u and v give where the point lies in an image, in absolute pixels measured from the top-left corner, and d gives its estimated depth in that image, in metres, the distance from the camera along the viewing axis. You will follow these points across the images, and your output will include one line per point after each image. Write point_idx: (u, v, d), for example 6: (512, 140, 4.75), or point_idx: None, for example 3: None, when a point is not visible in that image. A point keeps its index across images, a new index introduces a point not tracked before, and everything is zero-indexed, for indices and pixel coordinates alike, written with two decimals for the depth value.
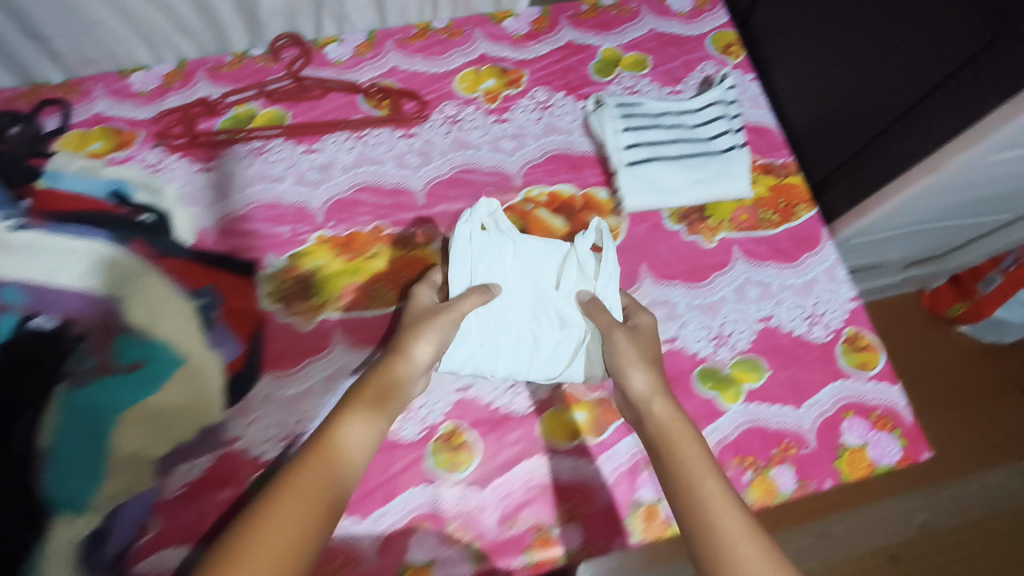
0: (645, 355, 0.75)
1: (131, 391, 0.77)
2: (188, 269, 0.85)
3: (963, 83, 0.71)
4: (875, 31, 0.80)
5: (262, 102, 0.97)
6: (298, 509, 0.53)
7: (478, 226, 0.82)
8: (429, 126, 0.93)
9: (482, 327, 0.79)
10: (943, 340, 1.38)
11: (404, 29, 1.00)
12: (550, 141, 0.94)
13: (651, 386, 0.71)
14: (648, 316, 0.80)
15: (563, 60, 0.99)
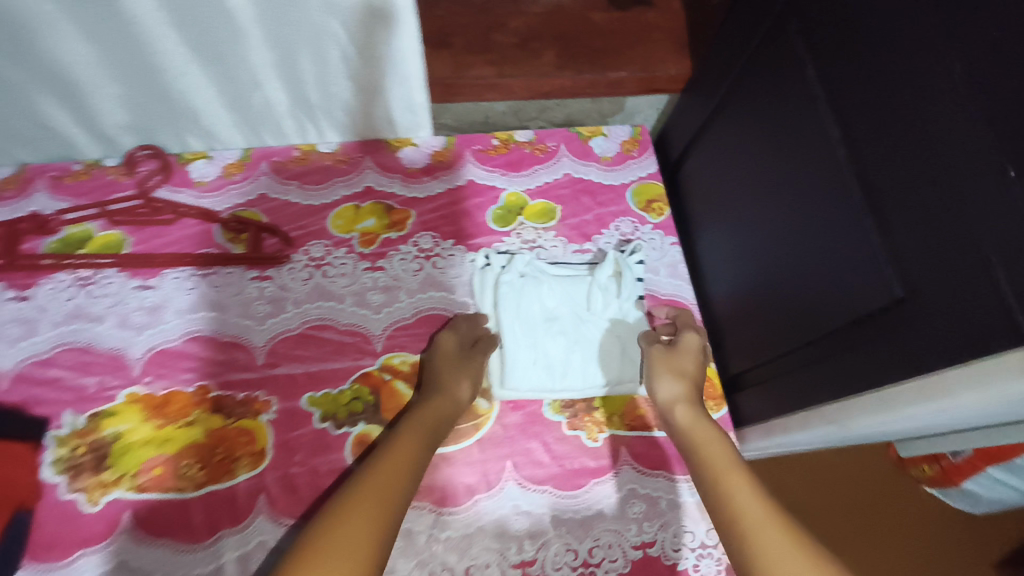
0: (687, 367, 0.74)
1: None
2: None
3: (880, 333, 0.58)
4: (812, 231, 0.68)
5: (103, 223, 0.82)
6: (359, 509, 0.53)
7: (517, 275, 0.81)
8: (287, 270, 0.82)
9: (536, 354, 0.77)
10: (907, 500, 1.15)
11: (283, 150, 0.89)
12: (425, 299, 0.83)
13: (686, 400, 0.71)
14: (697, 336, 0.78)
15: (458, 203, 0.89)
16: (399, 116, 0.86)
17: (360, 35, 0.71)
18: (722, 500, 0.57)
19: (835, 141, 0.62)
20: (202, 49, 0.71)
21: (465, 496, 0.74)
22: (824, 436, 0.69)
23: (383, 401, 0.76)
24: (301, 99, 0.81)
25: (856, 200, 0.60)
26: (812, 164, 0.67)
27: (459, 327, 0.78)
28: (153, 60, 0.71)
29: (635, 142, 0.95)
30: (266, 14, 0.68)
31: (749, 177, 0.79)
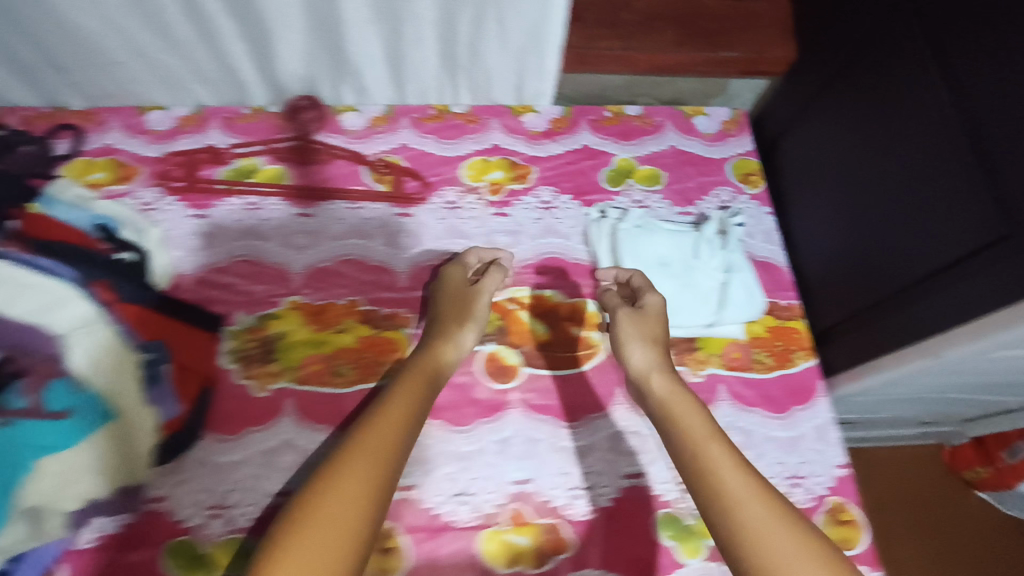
0: (649, 331, 0.73)
1: (56, 439, 0.71)
2: (147, 319, 0.79)
3: (979, 271, 0.67)
4: (910, 189, 0.77)
5: (268, 158, 0.94)
6: (360, 460, 0.55)
7: (632, 226, 0.91)
8: (425, 210, 0.92)
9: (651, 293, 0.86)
10: (959, 504, 1.23)
11: (421, 109, 1.00)
12: (546, 244, 0.92)
13: (663, 365, 0.70)
14: (659, 296, 0.77)
15: (574, 164, 0.99)
16: (529, 80, 0.96)
17: None
18: (702, 475, 0.57)
19: (946, 106, 0.71)
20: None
21: (580, 414, 0.82)
22: (916, 371, 0.77)
23: (510, 326, 0.86)
24: (449, 58, 0.91)
25: (963, 154, 0.69)
26: (917, 129, 0.75)
27: (462, 265, 0.83)
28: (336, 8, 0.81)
29: (733, 123, 1.04)
30: None
31: (846, 148, 0.88)
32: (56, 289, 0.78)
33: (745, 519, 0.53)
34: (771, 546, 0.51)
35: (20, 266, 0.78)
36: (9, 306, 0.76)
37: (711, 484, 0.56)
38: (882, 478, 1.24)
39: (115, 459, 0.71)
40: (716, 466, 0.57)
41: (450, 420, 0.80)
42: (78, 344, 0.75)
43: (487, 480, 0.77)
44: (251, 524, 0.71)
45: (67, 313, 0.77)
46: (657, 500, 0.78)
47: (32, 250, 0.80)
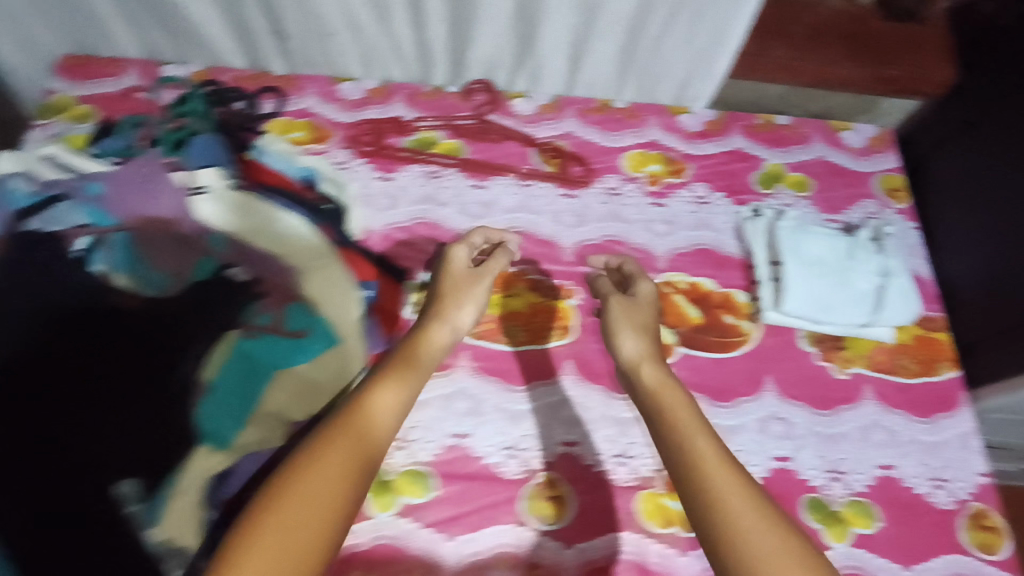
0: (643, 323, 0.73)
1: (292, 356, 0.73)
2: (360, 261, 0.81)
3: None
4: None
5: (447, 133, 1.01)
6: (330, 464, 0.55)
7: (790, 224, 0.94)
8: (589, 193, 0.98)
9: (809, 289, 0.89)
10: None
11: (586, 101, 1.06)
12: (700, 235, 0.96)
13: (654, 356, 0.69)
14: (651, 284, 0.79)
15: (727, 164, 1.03)
16: (695, 81, 1.02)
17: None
18: (685, 470, 0.58)
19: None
20: None
21: (731, 395, 0.85)
22: None
23: (666, 309, 0.90)
24: (625, 51, 0.98)
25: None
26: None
27: (467, 245, 0.81)
28: None
29: (881, 141, 1.08)
30: None
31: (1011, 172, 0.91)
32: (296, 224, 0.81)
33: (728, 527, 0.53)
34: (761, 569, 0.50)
35: (263, 200, 0.82)
36: (253, 234, 0.79)
37: (695, 486, 0.56)
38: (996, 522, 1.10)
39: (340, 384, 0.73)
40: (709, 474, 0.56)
41: (609, 388, 0.85)
42: (311, 272, 0.78)
43: (646, 446, 0.82)
44: (433, 458, 0.79)
45: (303, 246, 0.80)
46: (804, 484, 0.81)
47: (267, 192, 0.83)
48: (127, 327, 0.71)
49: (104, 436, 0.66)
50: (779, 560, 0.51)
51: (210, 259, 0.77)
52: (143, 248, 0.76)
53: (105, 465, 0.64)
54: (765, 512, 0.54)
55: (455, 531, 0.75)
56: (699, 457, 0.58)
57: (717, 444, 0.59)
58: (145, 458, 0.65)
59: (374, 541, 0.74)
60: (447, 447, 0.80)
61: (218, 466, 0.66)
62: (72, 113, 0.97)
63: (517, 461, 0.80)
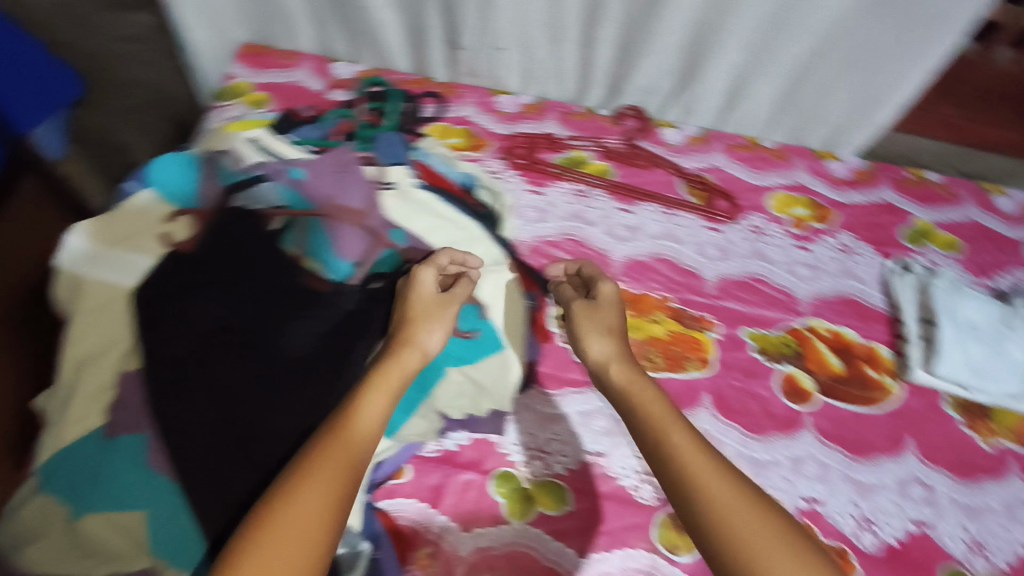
0: (616, 325, 0.75)
1: (460, 355, 0.77)
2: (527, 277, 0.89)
3: None
4: None
5: (596, 154, 1.03)
6: (326, 473, 0.54)
7: (947, 284, 0.92)
8: (734, 229, 0.98)
9: (964, 350, 0.87)
10: None
11: (734, 138, 1.07)
12: (845, 284, 0.95)
13: (621, 361, 0.71)
14: (613, 284, 0.80)
15: (875, 216, 1.01)
16: (850, 130, 1.02)
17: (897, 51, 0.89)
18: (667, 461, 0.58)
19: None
20: (768, 40, 0.91)
21: (870, 451, 0.84)
22: None
23: (807, 354, 0.90)
24: (789, 96, 0.99)
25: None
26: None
27: (435, 269, 0.75)
28: (712, 32, 0.91)
29: None
30: (841, 20, 0.86)
31: None
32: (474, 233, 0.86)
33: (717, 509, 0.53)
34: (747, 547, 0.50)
35: (445, 204, 0.87)
36: (429, 236, 0.82)
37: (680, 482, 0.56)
38: None
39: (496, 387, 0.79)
40: (683, 461, 0.57)
41: (745, 426, 0.84)
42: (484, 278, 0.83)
43: (784, 488, 0.80)
44: (567, 473, 0.80)
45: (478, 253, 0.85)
46: (945, 553, 0.78)
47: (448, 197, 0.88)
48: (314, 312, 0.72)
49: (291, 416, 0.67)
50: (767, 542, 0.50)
51: (393, 251, 0.79)
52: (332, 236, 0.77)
53: (290, 445, 0.66)
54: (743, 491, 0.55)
55: (585, 550, 0.75)
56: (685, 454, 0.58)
57: (685, 429, 0.61)
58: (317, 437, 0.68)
59: (505, 546, 0.75)
60: (582, 463, 0.81)
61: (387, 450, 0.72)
62: (248, 98, 1.04)
63: (651, 487, 0.80)
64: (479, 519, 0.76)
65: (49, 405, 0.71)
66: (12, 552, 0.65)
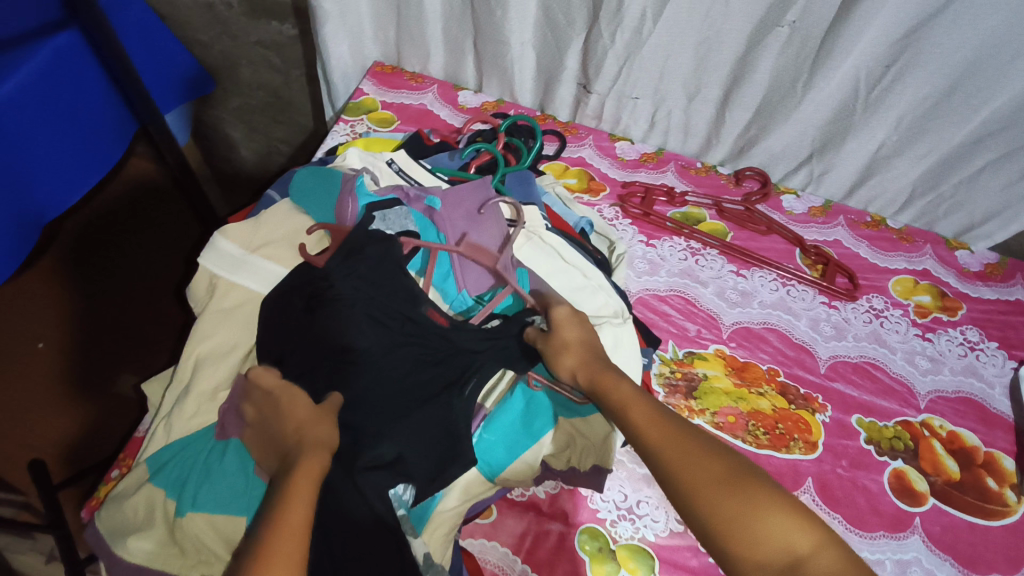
0: (575, 336, 0.69)
1: (565, 408, 0.73)
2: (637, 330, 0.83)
3: None
4: None
5: (712, 213, 1.02)
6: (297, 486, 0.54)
7: None
8: (851, 308, 0.95)
9: None
10: None
11: (859, 214, 1.03)
12: (967, 383, 0.90)
13: (585, 366, 0.66)
14: (568, 305, 0.72)
15: (1004, 315, 0.95)
16: (989, 223, 0.97)
17: None
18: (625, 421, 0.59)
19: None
20: (923, 121, 0.88)
21: (984, 568, 0.77)
22: None
23: (922, 452, 0.85)
24: (928, 180, 0.96)
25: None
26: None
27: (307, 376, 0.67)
28: (857, 106, 0.89)
29: None
30: (1009, 111, 0.83)
31: None
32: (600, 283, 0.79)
33: (663, 458, 0.54)
34: (690, 489, 0.51)
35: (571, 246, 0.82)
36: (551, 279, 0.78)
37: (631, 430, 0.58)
38: None
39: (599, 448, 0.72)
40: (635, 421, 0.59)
41: (848, 519, 0.79)
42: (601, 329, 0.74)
43: None
44: (655, 539, 0.77)
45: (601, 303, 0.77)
46: None
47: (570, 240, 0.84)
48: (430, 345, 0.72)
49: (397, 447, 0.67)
50: (702, 471, 0.52)
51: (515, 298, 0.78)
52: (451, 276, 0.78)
53: (391, 473, 0.66)
54: (682, 429, 0.56)
55: None
56: (642, 420, 0.58)
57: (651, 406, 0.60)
58: (418, 470, 0.67)
59: None
60: (672, 532, 0.78)
61: (484, 490, 0.72)
62: (374, 116, 1.06)
63: None
64: (559, 572, 0.74)
65: (165, 396, 0.73)
66: (115, 539, 0.66)
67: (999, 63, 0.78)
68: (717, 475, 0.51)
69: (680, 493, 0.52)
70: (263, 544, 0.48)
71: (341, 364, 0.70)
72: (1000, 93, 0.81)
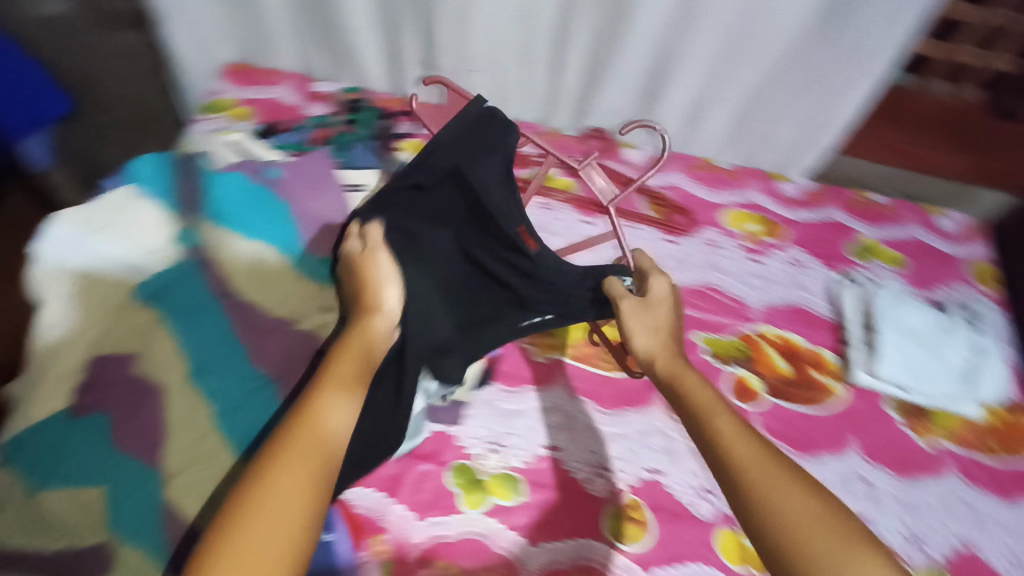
0: (665, 319, 0.68)
1: None
2: None
3: None
4: None
5: (562, 171, 1.10)
6: (298, 445, 0.49)
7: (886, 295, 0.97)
8: (690, 241, 1.04)
9: (906, 356, 0.92)
10: None
11: (693, 159, 1.14)
12: (794, 294, 1.00)
13: (666, 356, 0.64)
14: (667, 281, 0.71)
15: (823, 233, 1.07)
16: (799, 153, 1.09)
17: (838, 79, 0.95)
18: (710, 440, 0.56)
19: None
20: (720, 65, 0.98)
21: (813, 449, 0.86)
22: None
23: (757, 359, 0.94)
24: (741, 119, 1.06)
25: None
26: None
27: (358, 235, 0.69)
28: (665, 56, 0.98)
29: (976, 228, 1.10)
30: (788, 49, 0.93)
31: None
32: None
33: (764, 491, 0.50)
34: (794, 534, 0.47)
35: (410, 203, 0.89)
36: None
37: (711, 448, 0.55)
38: None
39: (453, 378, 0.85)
40: (724, 442, 0.55)
41: None
42: None
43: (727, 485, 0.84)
44: (523, 466, 0.82)
45: None
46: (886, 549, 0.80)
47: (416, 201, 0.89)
48: (487, 256, 0.72)
49: (433, 328, 0.71)
50: (809, 515, 0.48)
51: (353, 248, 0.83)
52: (497, 190, 0.66)
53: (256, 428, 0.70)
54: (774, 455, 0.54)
55: (536, 539, 0.78)
56: (756, 473, 0.52)
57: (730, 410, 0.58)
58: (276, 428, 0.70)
59: (461, 535, 0.77)
60: (538, 457, 0.83)
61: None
62: (229, 112, 1.08)
63: (602, 480, 0.82)
64: (433, 507, 0.78)
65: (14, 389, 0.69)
66: None
67: (764, 9, 0.88)
68: (842, 539, 0.47)
69: (782, 544, 0.47)
70: (241, 514, 0.44)
71: (395, 237, 0.71)
72: (773, 35, 0.91)
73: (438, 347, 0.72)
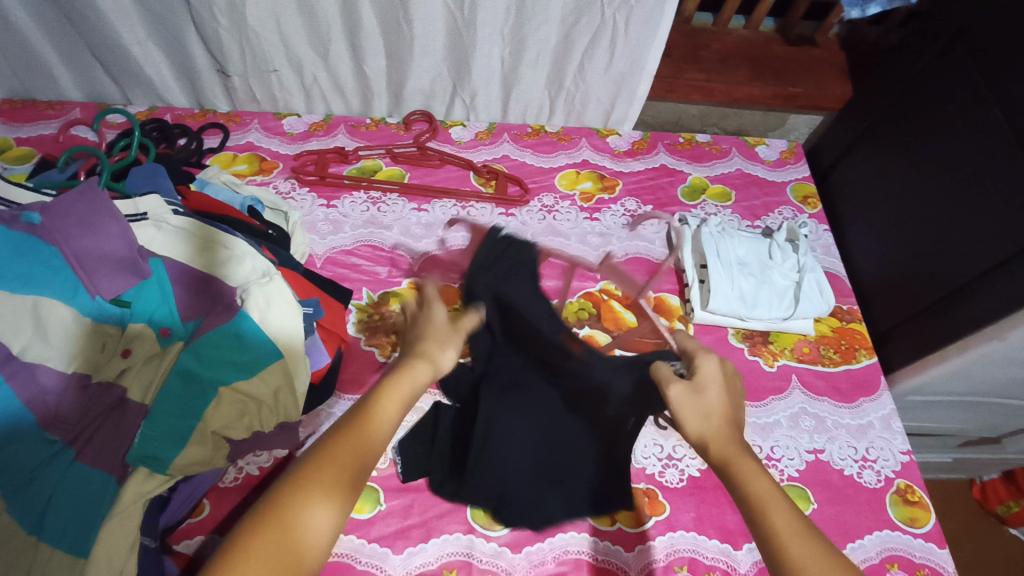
0: (719, 404, 0.62)
1: (227, 369, 0.69)
2: (295, 280, 0.81)
3: (1014, 272, 0.80)
4: (955, 208, 0.90)
5: (387, 161, 1.06)
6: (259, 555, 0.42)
7: (715, 228, 0.98)
8: (526, 211, 1.03)
9: (740, 286, 0.93)
10: (993, 541, 1.26)
11: (520, 128, 1.13)
12: (633, 246, 1.02)
13: (718, 441, 0.59)
14: (717, 362, 0.66)
15: (654, 180, 1.09)
16: (619, 105, 1.10)
17: (632, 29, 0.96)
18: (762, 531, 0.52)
19: (999, 101, 0.83)
20: (517, 30, 0.96)
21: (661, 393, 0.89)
22: (977, 361, 0.89)
23: (603, 314, 0.94)
24: (556, 80, 1.05)
25: (1015, 136, 0.81)
26: (974, 131, 0.87)
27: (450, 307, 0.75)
28: (460, 28, 0.95)
29: (791, 153, 1.15)
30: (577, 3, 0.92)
31: (886, 180, 1.03)
32: (250, 256, 0.75)
33: None
34: None
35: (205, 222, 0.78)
36: (195, 260, 0.75)
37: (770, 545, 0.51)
38: (944, 519, 1.28)
39: (281, 396, 0.72)
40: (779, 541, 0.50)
41: None
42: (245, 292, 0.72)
43: None
44: (377, 473, 0.80)
45: (239, 268, 0.75)
46: None
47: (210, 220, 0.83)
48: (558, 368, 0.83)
49: (532, 420, 0.81)
50: None
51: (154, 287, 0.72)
52: (536, 310, 0.86)
53: (80, 517, 0.63)
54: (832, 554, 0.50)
55: (399, 547, 0.75)
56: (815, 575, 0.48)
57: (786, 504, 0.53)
58: (68, 499, 0.63)
59: None
60: (391, 462, 0.81)
61: (158, 485, 0.66)
62: (10, 155, 0.98)
63: None
64: None
65: None
66: None
67: None
68: None
69: None
70: None
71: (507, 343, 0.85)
72: None
73: (547, 448, 0.80)
